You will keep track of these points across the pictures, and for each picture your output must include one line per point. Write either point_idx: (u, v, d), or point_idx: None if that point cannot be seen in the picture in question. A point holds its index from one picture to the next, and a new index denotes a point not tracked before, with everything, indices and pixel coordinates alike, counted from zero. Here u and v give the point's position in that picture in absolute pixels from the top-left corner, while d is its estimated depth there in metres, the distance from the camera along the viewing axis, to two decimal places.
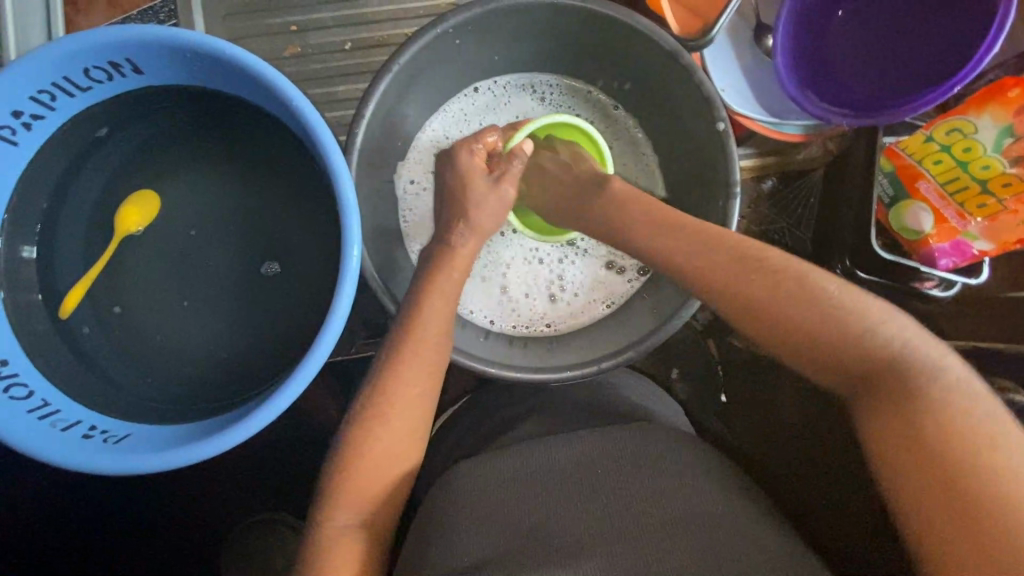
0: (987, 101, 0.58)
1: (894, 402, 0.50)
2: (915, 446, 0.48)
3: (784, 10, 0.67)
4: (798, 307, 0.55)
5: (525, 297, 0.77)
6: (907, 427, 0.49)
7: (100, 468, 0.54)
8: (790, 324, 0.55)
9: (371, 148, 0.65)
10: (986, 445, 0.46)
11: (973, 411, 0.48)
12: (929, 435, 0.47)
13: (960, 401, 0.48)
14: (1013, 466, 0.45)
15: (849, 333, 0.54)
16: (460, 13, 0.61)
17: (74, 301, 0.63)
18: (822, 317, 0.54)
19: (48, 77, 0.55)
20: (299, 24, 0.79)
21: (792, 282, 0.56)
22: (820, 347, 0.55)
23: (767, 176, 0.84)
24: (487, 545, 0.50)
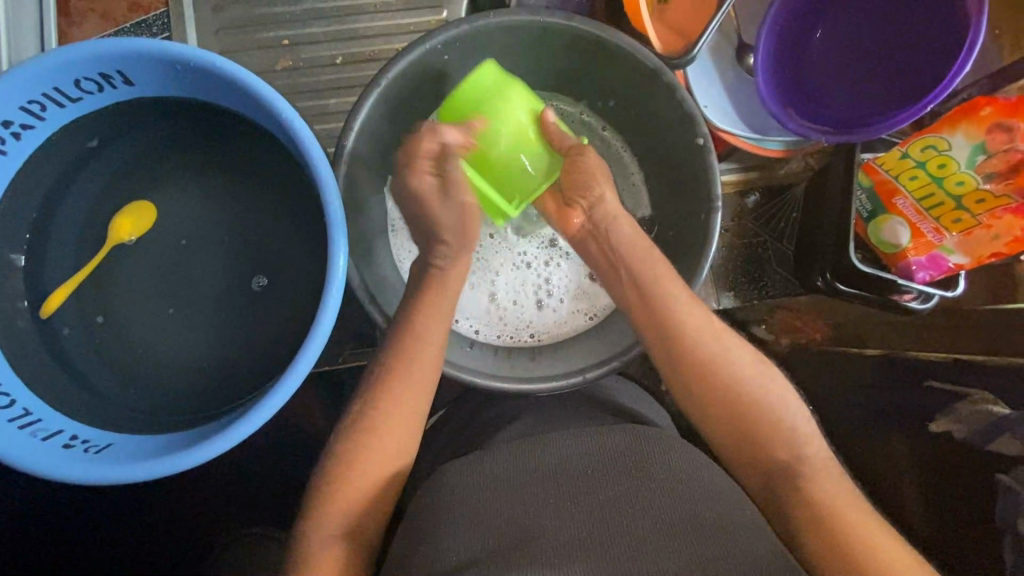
0: (961, 119, 0.60)
1: (796, 486, 0.55)
2: (836, 542, 0.51)
3: (763, 30, 0.69)
4: (726, 395, 0.61)
5: (513, 304, 0.78)
6: (811, 525, 0.53)
7: (79, 478, 0.54)
8: (738, 427, 0.60)
9: (360, 159, 0.66)
10: (888, 541, 0.50)
11: (847, 489, 0.55)
12: (841, 527, 0.51)
13: (844, 487, 0.55)
14: (906, 560, 0.49)
15: (759, 418, 0.59)
16: (447, 30, 0.62)
17: (57, 299, 0.63)
18: (756, 420, 0.59)
19: (39, 88, 0.55)
20: (292, 38, 0.80)
21: (741, 386, 0.61)
22: (765, 449, 0.59)
23: (750, 192, 0.86)
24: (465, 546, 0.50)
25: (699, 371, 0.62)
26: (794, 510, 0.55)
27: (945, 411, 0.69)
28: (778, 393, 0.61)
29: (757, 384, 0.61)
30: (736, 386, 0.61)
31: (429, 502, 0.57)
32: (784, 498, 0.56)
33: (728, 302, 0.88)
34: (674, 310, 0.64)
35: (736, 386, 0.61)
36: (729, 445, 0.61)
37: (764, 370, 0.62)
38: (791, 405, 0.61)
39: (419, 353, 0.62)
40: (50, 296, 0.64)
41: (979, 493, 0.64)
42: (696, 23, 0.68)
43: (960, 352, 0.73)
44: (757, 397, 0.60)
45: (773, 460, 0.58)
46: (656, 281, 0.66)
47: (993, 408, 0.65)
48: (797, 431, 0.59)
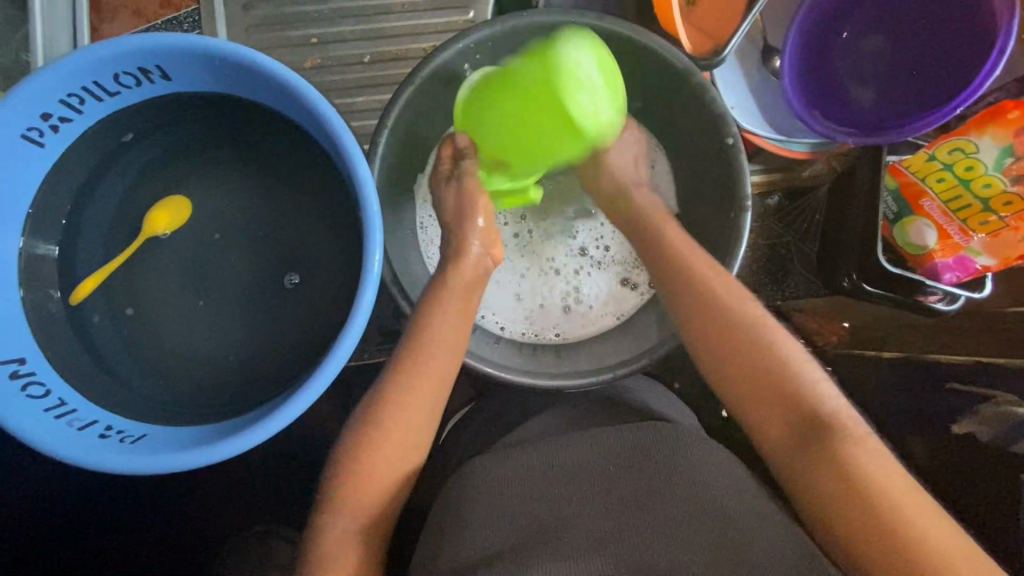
0: (988, 122, 0.60)
1: (820, 449, 0.53)
2: (862, 506, 0.49)
3: (790, 34, 0.71)
4: (745, 354, 0.59)
5: (539, 306, 0.78)
6: (835, 488, 0.51)
7: (115, 468, 0.54)
8: (755, 390, 0.58)
9: (391, 157, 0.66)
10: (914, 503, 0.48)
11: (877, 451, 0.52)
12: (866, 491, 0.49)
13: (873, 447, 0.52)
14: (935, 522, 0.47)
15: (779, 376, 0.57)
16: (480, 30, 0.63)
17: (86, 288, 0.63)
18: (776, 379, 0.57)
19: (79, 81, 0.56)
20: (320, 37, 0.81)
21: (759, 348, 0.59)
22: (781, 411, 0.56)
23: (772, 193, 0.87)
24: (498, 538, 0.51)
25: (715, 334, 0.61)
26: (814, 474, 0.53)
27: (969, 412, 0.70)
28: (794, 351, 0.59)
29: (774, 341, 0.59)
30: (753, 347, 0.59)
31: (458, 495, 0.57)
32: (803, 461, 0.54)
33: None
34: (698, 274, 0.63)
35: (753, 348, 0.59)
36: (747, 408, 0.58)
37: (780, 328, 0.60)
38: (808, 363, 0.58)
39: (443, 349, 0.62)
40: (80, 284, 0.64)
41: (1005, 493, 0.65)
42: (725, 27, 0.69)
43: (980, 355, 0.72)
44: (776, 358, 0.58)
45: (794, 421, 0.55)
46: (673, 250, 0.66)
47: (1016, 410, 0.65)
48: (818, 390, 0.56)
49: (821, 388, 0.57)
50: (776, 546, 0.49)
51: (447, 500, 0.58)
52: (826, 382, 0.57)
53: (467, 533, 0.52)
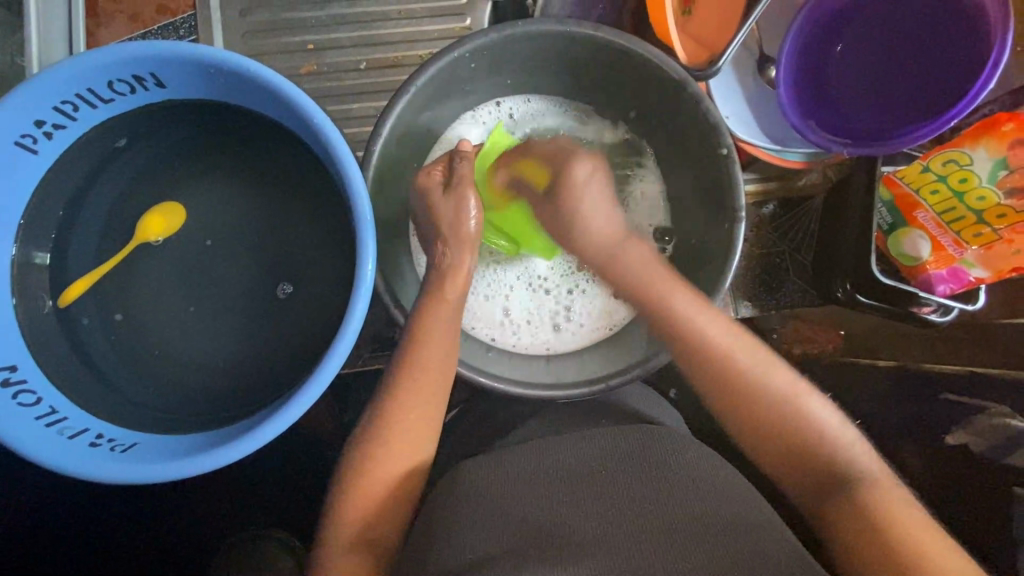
0: (982, 134, 0.61)
1: (842, 495, 0.57)
2: (882, 541, 0.53)
3: (786, 44, 0.71)
4: (760, 404, 0.62)
5: (528, 323, 0.78)
6: (860, 529, 0.55)
7: (105, 477, 0.54)
8: (775, 440, 0.62)
9: (386, 164, 0.66)
10: (927, 534, 0.53)
11: (897, 491, 0.57)
12: (885, 527, 0.54)
13: (890, 487, 0.57)
14: (950, 552, 0.52)
15: (795, 425, 0.61)
16: (475, 39, 0.63)
17: (76, 290, 0.63)
18: (790, 427, 0.61)
19: (73, 88, 0.56)
20: (316, 43, 0.81)
21: (772, 398, 0.62)
22: (801, 460, 0.61)
23: (767, 203, 0.87)
24: (488, 546, 0.50)
25: (727, 387, 0.64)
26: (840, 514, 0.57)
27: (962, 424, 0.69)
28: (809, 394, 0.63)
29: (785, 387, 0.62)
30: (766, 398, 0.62)
31: (447, 501, 0.57)
32: (832, 507, 0.58)
33: (746, 310, 0.88)
34: (689, 322, 0.64)
35: (770, 399, 0.62)
36: (770, 457, 0.62)
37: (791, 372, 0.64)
38: (822, 404, 0.62)
39: (437, 359, 0.63)
40: (70, 286, 0.64)
41: (999, 506, 0.64)
42: (720, 36, 0.69)
43: (981, 366, 0.73)
44: (789, 406, 0.62)
45: (813, 464, 0.60)
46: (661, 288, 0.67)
47: (1012, 422, 0.65)
48: (833, 431, 0.61)
49: (836, 429, 0.61)
50: (767, 554, 0.48)
51: (436, 505, 0.57)
52: (841, 422, 0.62)
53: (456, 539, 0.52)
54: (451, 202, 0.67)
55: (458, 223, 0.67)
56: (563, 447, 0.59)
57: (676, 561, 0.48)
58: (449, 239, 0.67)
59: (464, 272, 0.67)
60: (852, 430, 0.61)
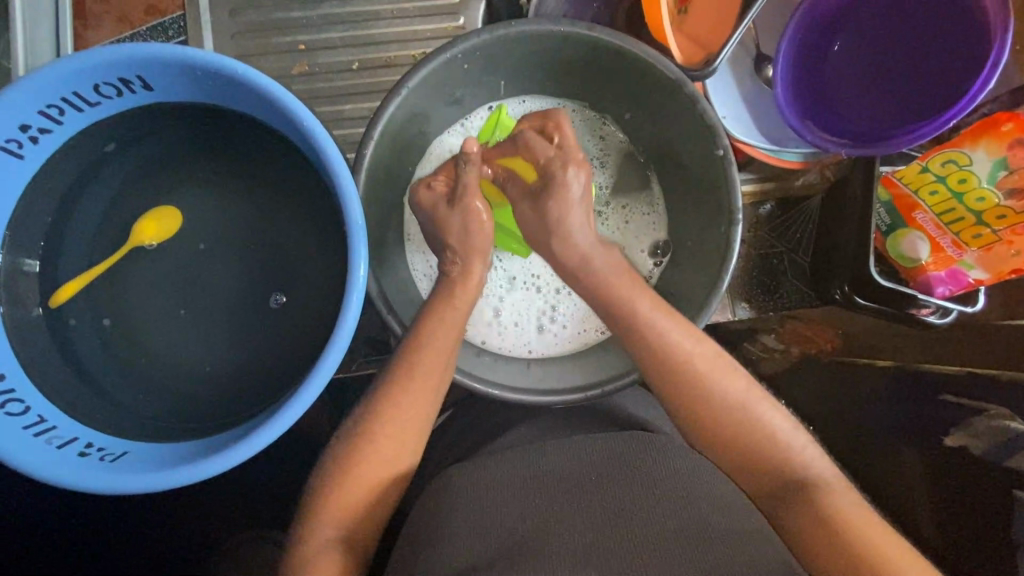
0: (982, 134, 0.60)
1: (798, 502, 0.57)
2: (839, 548, 0.53)
3: (783, 43, 0.69)
4: (715, 406, 0.62)
5: (512, 324, 0.77)
6: (819, 536, 0.54)
7: (93, 488, 0.53)
8: (732, 450, 0.61)
9: (379, 168, 0.65)
10: (882, 536, 0.53)
11: (853, 498, 0.57)
12: (839, 525, 0.54)
13: (843, 491, 0.57)
14: (902, 551, 0.52)
15: (750, 429, 0.61)
16: (467, 40, 0.62)
17: (67, 291, 0.63)
18: (747, 432, 0.61)
19: (58, 93, 0.55)
20: (308, 43, 0.80)
21: (729, 408, 0.61)
22: (758, 466, 0.60)
23: (765, 202, 0.86)
24: (480, 554, 0.50)
25: (689, 397, 0.62)
26: (799, 520, 0.56)
27: (961, 425, 0.69)
28: (762, 399, 0.62)
29: (738, 389, 0.62)
30: (726, 409, 0.61)
31: (438, 507, 0.56)
32: (789, 514, 0.57)
33: (743, 312, 0.88)
34: (654, 330, 0.63)
35: (728, 408, 0.61)
36: (727, 464, 0.62)
37: (742, 374, 0.64)
38: (771, 408, 0.62)
39: (431, 364, 0.62)
40: (61, 287, 0.63)
41: (994, 505, 0.64)
42: (718, 35, 0.68)
43: (974, 366, 0.73)
44: (745, 415, 0.61)
45: (768, 471, 0.60)
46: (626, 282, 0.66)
47: (1012, 424, 0.65)
48: (785, 434, 0.61)
49: (787, 432, 0.61)
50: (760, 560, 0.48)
51: (428, 511, 0.57)
52: (792, 427, 0.62)
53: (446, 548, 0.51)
54: (457, 215, 0.67)
55: (467, 236, 0.67)
56: (558, 452, 0.59)
57: (668, 569, 0.47)
58: (457, 248, 0.67)
59: (474, 277, 0.67)
60: (803, 435, 0.62)
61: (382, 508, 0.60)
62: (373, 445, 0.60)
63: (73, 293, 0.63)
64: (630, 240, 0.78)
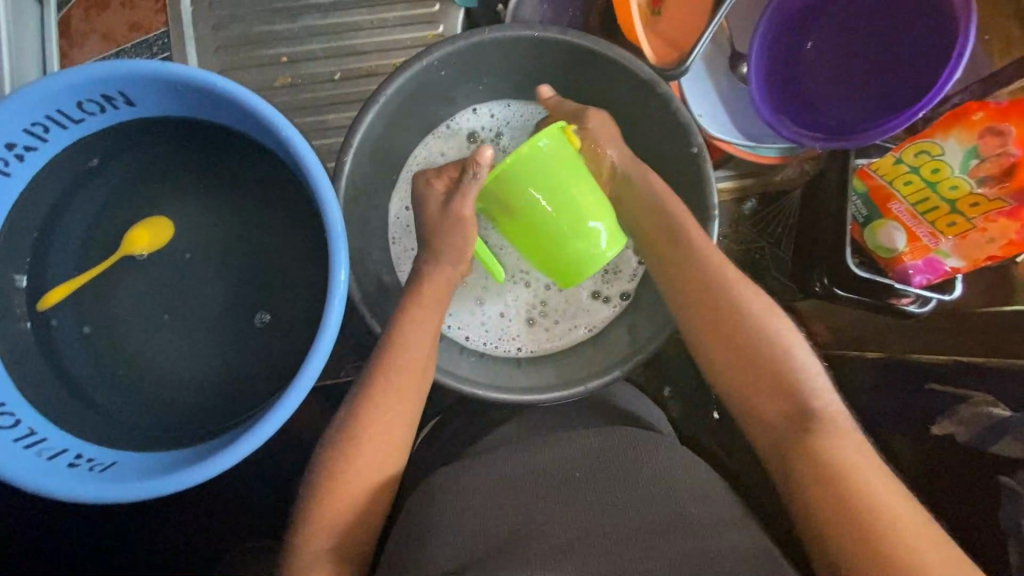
0: (953, 124, 0.60)
1: (802, 437, 0.54)
2: (830, 486, 0.50)
3: (756, 39, 0.70)
4: (739, 327, 0.59)
5: (501, 317, 0.78)
6: (812, 472, 0.51)
7: (81, 497, 0.54)
8: (745, 367, 0.58)
9: (359, 174, 0.66)
10: (876, 477, 0.50)
11: (863, 449, 0.52)
12: (837, 469, 0.50)
13: (855, 440, 0.53)
14: (894, 495, 0.49)
15: (769, 353, 0.58)
16: (443, 47, 0.63)
17: (56, 295, 0.63)
18: (765, 359, 0.58)
19: (42, 111, 0.56)
20: (290, 55, 0.81)
21: (750, 326, 0.59)
22: (772, 401, 0.57)
23: (747, 198, 0.87)
24: (460, 552, 0.50)
25: (714, 326, 0.60)
26: (797, 455, 0.53)
27: (946, 413, 0.68)
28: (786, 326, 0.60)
29: (757, 311, 0.60)
30: (745, 319, 0.59)
31: (426, 506, 0.56)
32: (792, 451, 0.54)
33: None
34: (683, 243, 0.63)
35: (750, 331, 0.59)
36: (737, 397, 0.59)
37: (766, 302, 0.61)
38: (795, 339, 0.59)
39: (410, 368, 0.63)
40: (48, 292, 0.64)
41: (985, 493, 0.63)
42: (689, 36, 0.70)
43: (960, 355, 0.72)
44: (762, 331, 0.59)
45: (779, 399, 0.56)
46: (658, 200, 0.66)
47: (993, 410, 0.64)
48: (804, 368, 0.58)
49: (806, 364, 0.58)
50: (737, 550, 0.48)
51: (417, 510, 0.57)
52: (815, 365, 0.58)
53: (426, 547, 0.52)
54: None
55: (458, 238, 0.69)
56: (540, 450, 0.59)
57: (654, 560, 0.48)
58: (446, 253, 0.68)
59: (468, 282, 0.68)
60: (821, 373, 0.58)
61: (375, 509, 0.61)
62: (355, 448, 0.60)
63: (61, 297, 0.63)
64: None
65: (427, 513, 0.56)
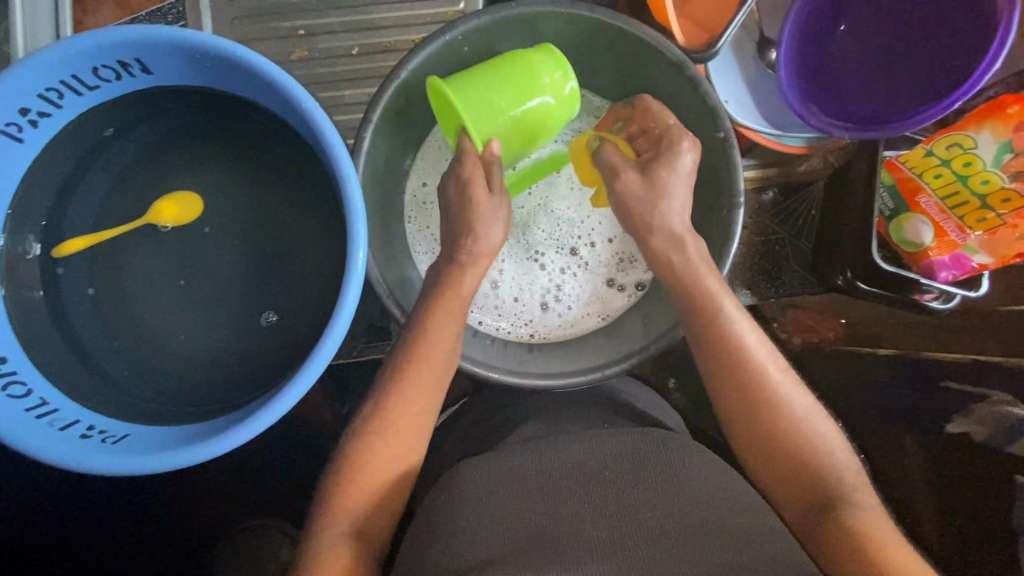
0: (987, 117, 0.60)
1: (830, 512, 0.54)
2: (864, 557, 0.50)
3: (788, 22, 0.68)
4: (771, 405, 0.59)
5: (515, 300, 0.77)
6: (845, 542, 0.52)
7: (93, 468, 0.53)
8: (748, 406, 0.59)
9: (377, 151, 0.65)
10: (908, 552, 0.51)
11: (889, 521, 0.54)
12: (869, 543, 0.51)
13: (881, 516, 0.54)
14: (893, 535, 0.52)
15: (796, 429, 0.58)
16: (468, 20, 0.62)
17: (73, 244, 0.62)
18: (794, 432, 0.58)
19: (57, 75, 0.55)
20: (307, 28, 0.79)
21: (778, 407, 0.59)
22: (795, 477, 0.58)
23: (768, 188, 0.86)
24: (480, 543, 0.50)
25: (744, 390, 0.60)
26: (830, 529, 0.53)
27: (963, 412, 0.67)
28: (811, 407, 0.60)
29: (782, 385, 0.60)
30: (783, 408, 0.59)
31: (445, 494, 0.56)
32: (822, 524, 0.54)
33: (745, 299, 0.87)
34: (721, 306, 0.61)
35: (778, 405, 0.59)
36: (766, 468, 0.59)
37: (789, 371, 0.61)
38: (815, 414, 0.59)
39: (429, 353, 0.61)
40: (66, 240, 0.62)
41: (995, 492, 0.63)
42: (721, 17, 0.68)
43: (979, 353, 0.71)
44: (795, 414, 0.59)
45: (806, 480, 0.57)
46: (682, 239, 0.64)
47: (1012, 410, 0.62)
48: (828, 449, 0.58)
49: (832, 444, 0.58)
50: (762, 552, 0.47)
51: (435, 500, 0.56)
52: (836, 441, 0.59)
53: (447, 535, 0.51)
54: None
55: None
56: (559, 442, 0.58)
57: (677, 555, 0.47)
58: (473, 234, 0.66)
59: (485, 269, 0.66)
60: (840, 439, 0.59)
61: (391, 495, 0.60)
62: (372, 432, 0.59)
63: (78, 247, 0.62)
64: None
65: (446, 500, 0.55)
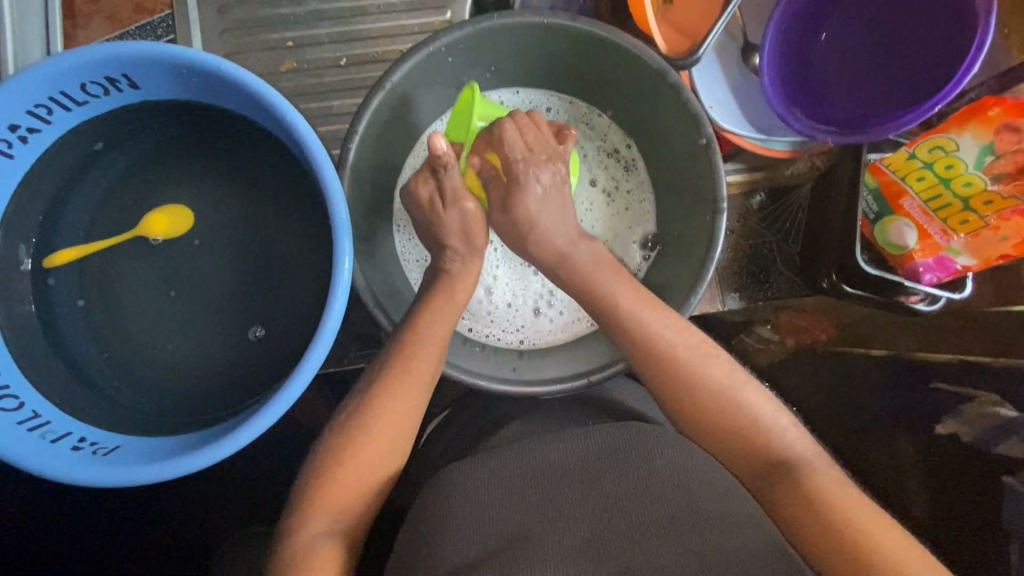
0: (969, 120, 0.60)
1: (792, 489, 0.55)
2: (832, 533, 0.51)
3: (768, 29, 0.69)
4: (711, 398, 0.60)
5: (507, 306, 0.78)
6: (813, 520, 0.52)
7: (83, 480, 0.54)
8: (690, 405, 0.61)
9: (363, 161, 0.66)
10: (873, 518, 0.51)
11: (853, 491, 0.54)
12: (834, 517, 0.51)
13: (845, 486, 0.54)
14: (859, 505, 0.52)
15: (740, 416, 0.59)
16: (451, 31, 0.62)
17: (64, 256, 0.64)
18: (740, 419, 0.59)
19: (45, 92, 0.55)
20: (296, 40, 0.80)
21: (716, 397, 0.60)
22: (753, 462, 0.58)
23: (756, 193, 0.91)
24: (467, 545, 0.50)
25: (682, 391, 0.61)
26: (796, 509, 0.54)
27: (951, 412, 0.66)
28: (751, 388, 0.61)
29: (719, 373, 0.61)
30: (722, 398, 0.60)
31: (433, 497, 0.56)
32: (788, 506, 0.54)
33: (732, 302, 0.94)
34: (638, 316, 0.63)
35: (715, 396, 0.60)
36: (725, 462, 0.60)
37: (724, 358, 0.63)
38: (755, 394, 0.61)
39: (416, 360, 0.62)
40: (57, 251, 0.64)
41: (983, 493, 0.61)
42: (703, 24, 0.68)
43: (966, 352, 0.71)
44: (735, 400, 0.60)
45: (766, 464, 0.58)
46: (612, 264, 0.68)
47: (999, 410, 0.62)
48: (779, 426, 0.59)
49: (778, 420, 0.60)
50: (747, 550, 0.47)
51: (423, 503, 0.57)
52: (784, 418, 0.60)
53: (434, 537, 0.52)
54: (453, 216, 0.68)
55: (466, 232, 0.68)
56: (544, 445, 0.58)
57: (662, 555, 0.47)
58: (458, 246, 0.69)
59: (473, 276, 0.68)
60: (788, 416, 0.60)
61: (380, 500, 0.61)
62: (360, 437, 0.60)
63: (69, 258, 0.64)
64: (619, 232, 0.78)
65: (434, 503, 0.56)
